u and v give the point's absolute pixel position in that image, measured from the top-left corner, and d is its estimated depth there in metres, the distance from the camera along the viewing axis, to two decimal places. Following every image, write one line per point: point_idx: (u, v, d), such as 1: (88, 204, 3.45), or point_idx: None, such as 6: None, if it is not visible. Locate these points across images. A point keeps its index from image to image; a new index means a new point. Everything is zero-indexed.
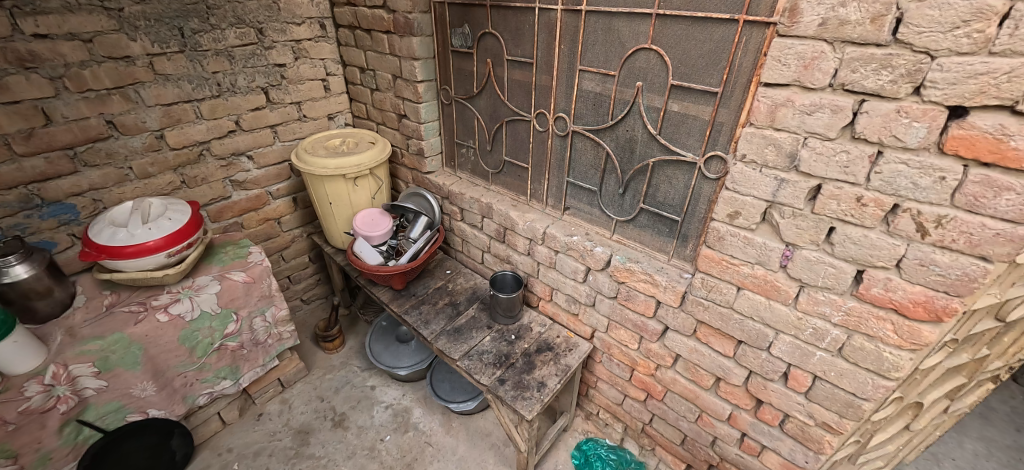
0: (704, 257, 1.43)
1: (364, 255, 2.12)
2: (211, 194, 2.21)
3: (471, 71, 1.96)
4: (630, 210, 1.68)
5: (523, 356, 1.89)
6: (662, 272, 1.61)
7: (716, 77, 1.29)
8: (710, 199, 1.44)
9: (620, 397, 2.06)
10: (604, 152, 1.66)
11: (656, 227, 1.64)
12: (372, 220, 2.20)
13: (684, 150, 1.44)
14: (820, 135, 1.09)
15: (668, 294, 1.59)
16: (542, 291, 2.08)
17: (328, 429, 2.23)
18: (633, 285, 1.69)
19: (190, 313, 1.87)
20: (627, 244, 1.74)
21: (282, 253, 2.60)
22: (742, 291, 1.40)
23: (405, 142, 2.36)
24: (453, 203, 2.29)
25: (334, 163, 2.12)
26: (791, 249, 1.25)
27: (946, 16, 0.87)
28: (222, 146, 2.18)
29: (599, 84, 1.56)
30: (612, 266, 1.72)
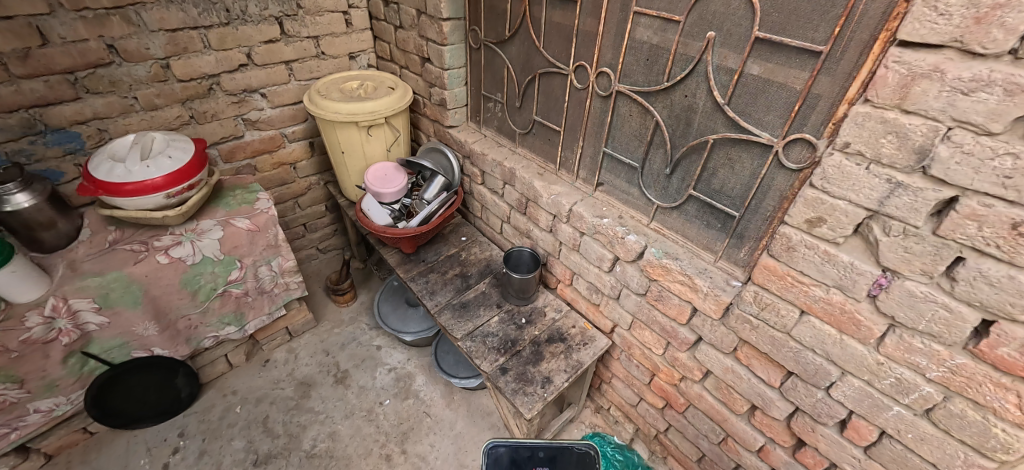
0: (762, 267, 1.13)
1: (372, 214, 1.96)
2: (222, 133, 2.08)
3: (504, 8, 1.64)
4: (676, 196, 1.38)
5: (531, 345, 1.70)
6: (705, 276, 1.33)
7: (823, 31, 0.93)
8: (783, 196, 1.12)
9: (635, 399, 1.85)
10: (653, 121, 1.33)
11: (706, 221, 1.34)
12: (384, 175, 2.01)
13: (758, 128, 1.10)
14: (975, 126, 0.74)
15: (707, 303, 1.32)
16: (561, 273, 1.84)
17: (330, 385, 2.20)
18: (666, 286, 1.42)
19: (191, 257, 1.80)
20: (667, 236, 1.45)
21: (297, 200, 2.50)
22: (805, 317, 1.11)
23: (428, 90, 2.10)
24: (474, 164, 2.04)
25: (346, 109, 1.90)
26: (888, 276, 0.93)
27: None
28: (233, 81, 2.02)
29: (658, 33, 1.21)
30: (645, 260, 1.44)
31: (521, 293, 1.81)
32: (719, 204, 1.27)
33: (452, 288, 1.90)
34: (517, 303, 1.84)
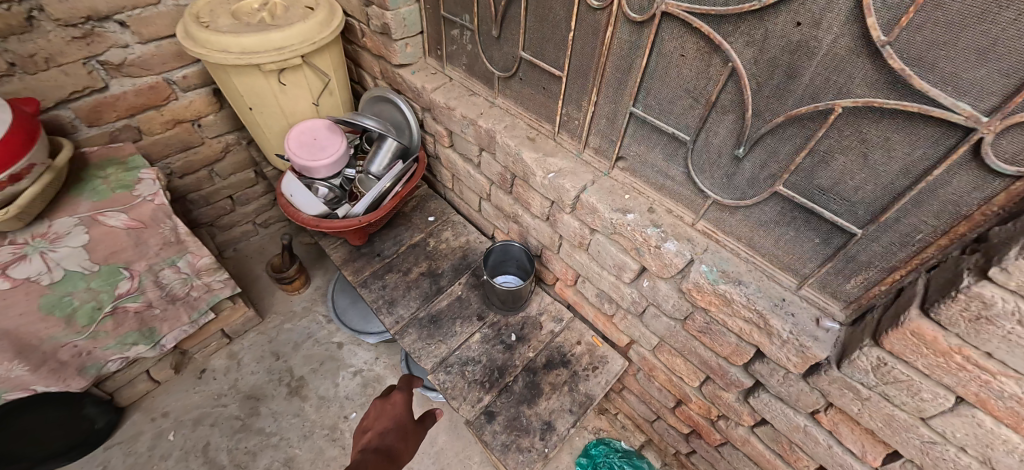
0: (902, 329, 0.69)
1: (296, 200, 1.38)
2: (71, 86, 1.42)
3: None
4: (748, 192, 0.87)
5: (525, 374, 1.29)
6: (785, 313, 0.88)
7: None
8: (965, 214, 0.64)
9: (652, 416, 1.52)
10: (727, 67, 0.77)
11: (793, 232, 0.85)
12: (312, 140, 1.44)
13: (948, 92, 0.58)
14: None
15: (784, 353, 0.90)
16: (561, 272, 1.38)
17: (283, 397, 1.84)
18: (719, 319, 0.97)
19: (48, 275, 1.27)
20: (723, 243, 0.97)
21: (213, 168, 1.93)
22: (964, 408, 0.70)
23: (364, 11, 1.44)
24: (437, 120, 1.46)
25: (239, 47, 1.26)
26: None
27: None
28: (64, 3, 1.31)
29: None
30: (690, 282, 0.97)
31: (507, 302, 1.36)
32: (822, 211, 0.79)
33: (417, 294, 1.42)
34: (501, 313, 1.40)
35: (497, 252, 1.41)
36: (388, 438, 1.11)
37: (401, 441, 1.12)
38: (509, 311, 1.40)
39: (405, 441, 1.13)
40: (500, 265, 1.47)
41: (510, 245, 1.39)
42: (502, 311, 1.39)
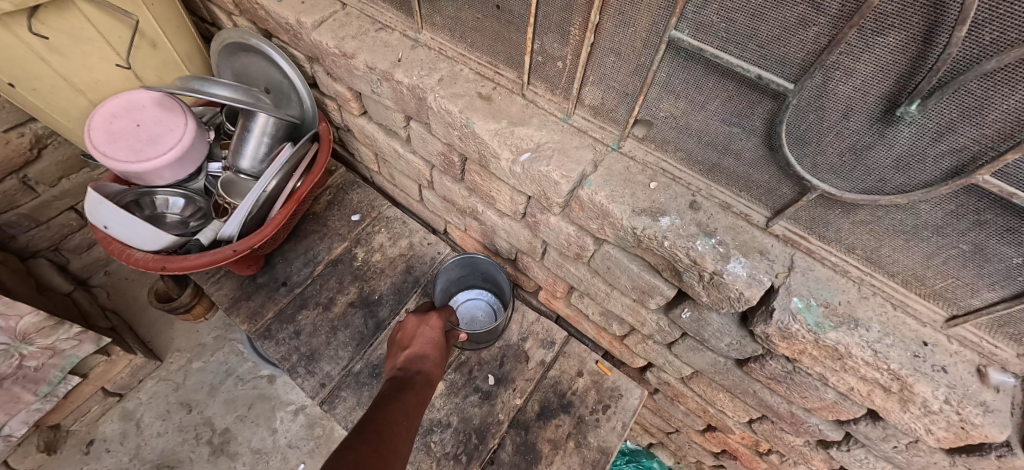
0: None
1: (120, 234, 0.85)
2: None
3: None
4: (900, 177, 0.48)
5: (514, 434, 0.91)
6: (937, 369, 0.53)
7: None
8: None
9: (667, 428, 1.23)
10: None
11: (972, 247, 0.48)
12: (131, 128, 0.90)
13: None
14: None
15: (929, 426, 0.56)
16: (548, 284, 0.99)
17: (205, 460, 1.42)
18: (811, 371, 0.62)
19: None
20: (820, 256, 0.59)
21: (25, 172, 1.32)
22: None
23: None
24: (334, 77, 0.95)
25: None
26: None
27: None
28: None
29: None
30: (770, 327, 0.60)
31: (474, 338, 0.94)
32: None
33: (349, 338, 0.99)
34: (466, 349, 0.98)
35: (455, 266, 0.99)
36: (427, 357, 0.69)
37: (434, 354, 0.70)
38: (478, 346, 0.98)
39: (443, 353, 0.72)
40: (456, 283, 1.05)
41: (476, 256, 0.98)
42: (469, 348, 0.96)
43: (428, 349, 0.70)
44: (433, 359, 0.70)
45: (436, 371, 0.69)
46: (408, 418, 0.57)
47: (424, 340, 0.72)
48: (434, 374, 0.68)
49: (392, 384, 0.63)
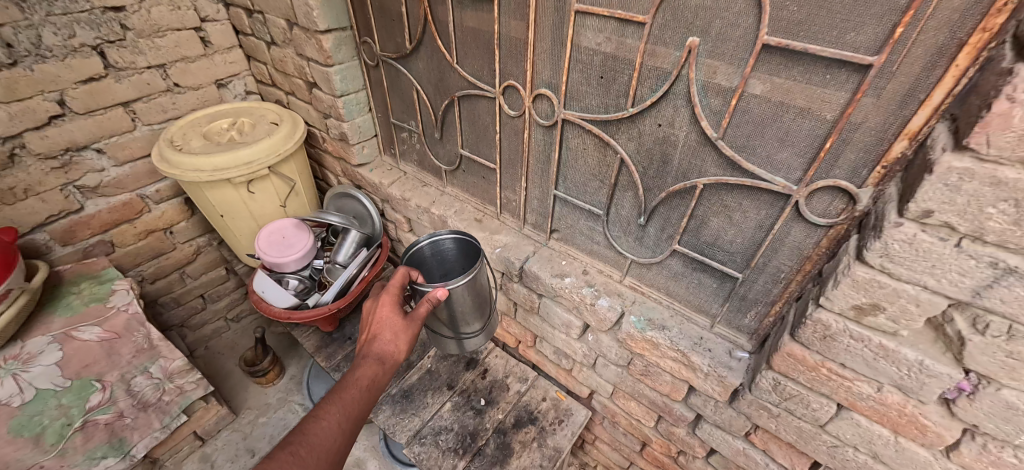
0: (783, 353, 0.84)
1: (268, 296, 1.51)
2: (46, 210, 1.54)
3: (399, 12, 1.23)
4: (658, 249, 1.03)
5: (496, 436, 1.34)
6: (702, 349, 1.03)
7: (875, 30, 0.58)
8: (806, 255, 0.81)
9: (625, 463, 1.56)
10: (617, 157, 0.96)
11: (697, 281, 1.02)
12: (280, 238, 1.55)
13: (771, 172, 0.76)
14: None
15: (710, 384, 1.03)
16: (522, 335, 1.50)
17: None
18: (654, 362, 1.11)
19: (19, 397, 1.27)
20: (648, 295, 1.13)
21: (184, 270, 1.99)
22: (845, 412, 0.84)
23: (324, 122, 1.69)
24: (396, 209, 1.66)
25: (212, 164, 1.44)
26: (974, 380, 0.65)
27: None
28: (47, 140, 1.48)
29: (611, 37, 0.82)
30: (624, 333, 1.12)
31: (456, 323, 1.10)
32: (711, 262, 0.95)
33: None
34: (457, 343, 1.18)
35: (430, 254, 1.12)
36: (382, 341, 0.91)
37: (390, 335, 0.91)
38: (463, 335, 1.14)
39: (401, 330, 0.92)
40: (445, 273, 1.17)
41: (442, 237, 1.09)
42: (454, 336, 1.13)
43: (382, 332, 0.91)
44: (387, 341, 0.91)
45: (391, 351, 0.91)
46: (353, 400, 0.84)
47: (382, 322, 0.92)
48: (384, 352, 0.90)
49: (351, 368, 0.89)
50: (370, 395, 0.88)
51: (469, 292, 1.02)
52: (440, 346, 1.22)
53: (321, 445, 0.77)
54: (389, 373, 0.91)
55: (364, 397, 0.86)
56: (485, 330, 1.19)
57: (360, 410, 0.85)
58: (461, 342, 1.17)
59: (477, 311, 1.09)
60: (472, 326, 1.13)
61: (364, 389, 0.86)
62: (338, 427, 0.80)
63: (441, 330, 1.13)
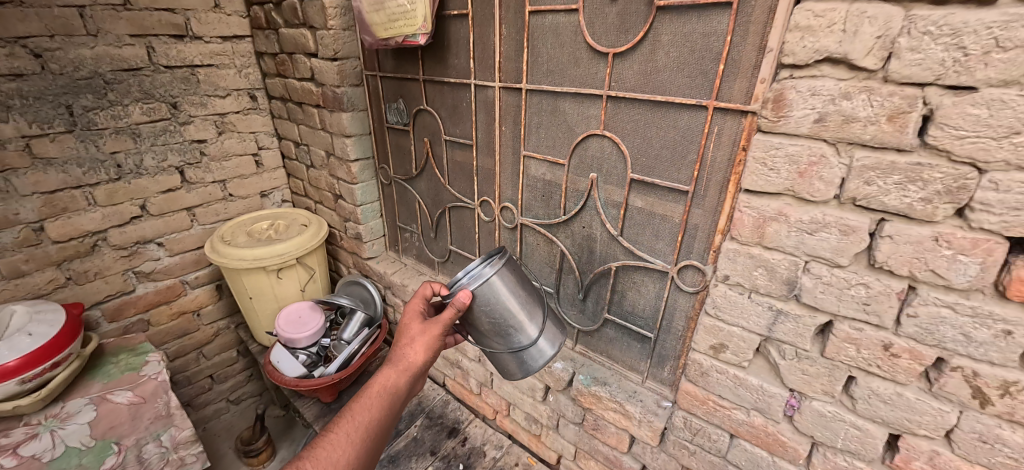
0: (685, 392, 1.13)
1: (282, 366, 1.79)
2: (107, 290, 1.87)
3: (410, 150, 1.74)
4: (594, 319, 1.39)
5: None
6: (635, 400, 1.29)
7: (684, 172, 1.02)
8: (689, 316, 1.15)
9: None
10: (558, 250, 1.39)
11: (626, 343, 1.33)
12: (297, 318, 1.85)
13: (652, 256, 1.16)
14: (826, 260, 0.81)
15: (643, 430, 1.27)
16: (498, 404, 1.74)
17: None
18: (600, 415, 1.36)
19: (49, 452, 1.41)
20: (593, 358, 1.43)
21: (201, 349, 2.24)
22: (736, 440, 1.09)
23: (343, 224, 2.11)
24: (396, 294, 2.00)
25: (253, 254, 1.82)
26: (797, 397, 0.95)
27: (999, 118, 0.61)
28: (124, 234, 1.87)
29: (548, 171, 1.31)
30: (576, 389, 1.40)
31: (506, 333, 1.08)
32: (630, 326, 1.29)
33: None
34: (523, 361, 1.12)
35: None
36: (403, 349, 1.06)
37: (409, 343, 1.06)
38: (522, 347, 1.10)
39: (419, 338, 1.05)
40: None
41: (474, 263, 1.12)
42: (512, 349, 1.09)
43: (401, 342, 1.07)
44: (405, 349, 1.06)
45: (408, 357, 1.05)
46: (372, 403, 0.99)
47: (404, 333, 1.08)
48: (404, 359, 1.05)
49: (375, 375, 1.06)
50: (390, 396, 1.02)
51: (504, 290, 1.05)
52: (512, 374, 1.15)
53: (338, 444, 0.93)
54: (409, 377, 1.05)
55: (381, 401, 1.01)
56: (547, 338, 1.13)
57: (378, 412, 1.00)
58: (526, 358, 1.11)
59: (524, 312, 1.08)
60: (526, 331, 1.09)
61: (382, 393, 1.01)
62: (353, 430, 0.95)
63: (498, 349, 1.11)
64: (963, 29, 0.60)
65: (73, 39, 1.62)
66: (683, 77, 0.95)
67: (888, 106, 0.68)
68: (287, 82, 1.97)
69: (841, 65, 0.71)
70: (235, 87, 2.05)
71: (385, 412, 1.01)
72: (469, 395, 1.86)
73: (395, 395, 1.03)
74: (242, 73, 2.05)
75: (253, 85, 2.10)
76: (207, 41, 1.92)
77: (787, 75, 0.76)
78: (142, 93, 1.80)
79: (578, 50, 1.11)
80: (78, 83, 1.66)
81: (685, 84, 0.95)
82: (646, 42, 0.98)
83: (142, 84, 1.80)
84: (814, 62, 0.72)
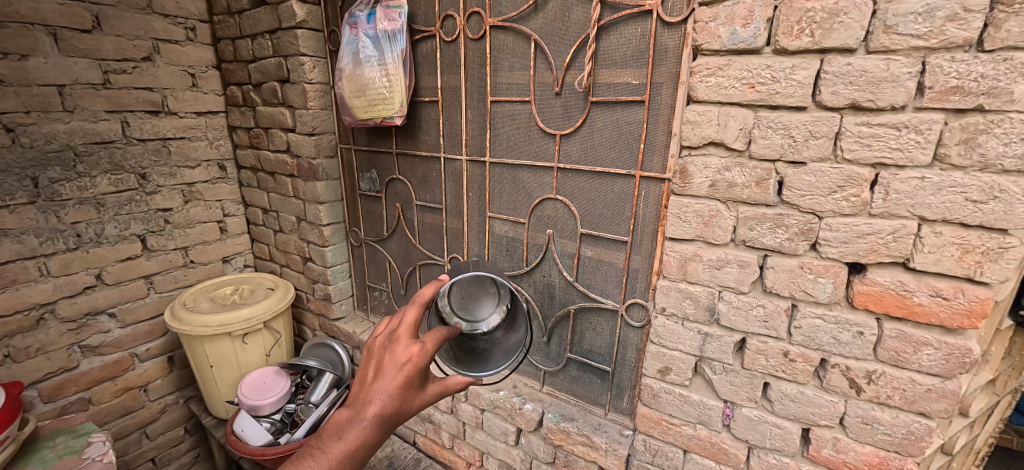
0: (642, 416, 1.29)
1: (245, 435, 1.74)
2: (48, 367, 1.77)
3: (381, 214, 1.89)
4: (558, 359, 1.54)
5: None
6: (600, 431, 1.42)
7: (623, 226, 1.27)
8: (639, 348, 1.34)
9: None
10: (523, 298, 1.57)
11: (587, 379, 1.49)
12: (261, 384, 1.83)
13: (604, 297, 1.36)
14: (733, 288, 1.06)
15: (611, 459, 1.39)
16: (471, 455, 1.78)
17: None
18: (570, 450, 1.47)
19: None
20: (560, 397, 1.57)
21: (145, 429, 2.12)
22: (689, 455, 1.25)
23: (311, 286, 2.16)
24: None
25: (217, 319, 1.82)
26: (730, 406, 1.15)
27: (823, 182, 0.91)
28: (74, 306, 1.81)
29: (511, 229, 1.52)
30: (546, 427, 1.51)
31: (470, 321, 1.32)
32: (590, 362, 1.45)
33: None
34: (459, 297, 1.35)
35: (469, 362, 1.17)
36: (396, 415, 0.96)
37: (402, 409, 0.96)
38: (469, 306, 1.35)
39: (415, 409, 0.99)
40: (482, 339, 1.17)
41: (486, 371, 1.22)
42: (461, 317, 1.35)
43: (393, 404, 0.95)
44: (391, 412, 0.95)
45: (394, 423, 0.97)
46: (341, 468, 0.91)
47: (404, 398, 0.96)
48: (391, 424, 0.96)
49: (344, 416, 0.96)
50: (358, 458, 0.94)
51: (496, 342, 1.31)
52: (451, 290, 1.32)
53: None
54: (382, 436, 0.97)
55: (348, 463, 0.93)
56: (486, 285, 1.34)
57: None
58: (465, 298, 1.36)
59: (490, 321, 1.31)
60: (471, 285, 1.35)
61: (354, 457, 0.93)
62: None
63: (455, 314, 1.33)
64: (790, 125, 0.91)
65: (49, 114, 1.66)
66: (616, 152, 1.23)
67: (754, 175, 0.97)
68: (259, 153, 2.08)
69: (721, 146, 1.00)
70: (206, 157, 2.12)
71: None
72: (441, 450, 1.89)
73: (363, 455, 0.95)
74: (213, 144, 2.14)
75: (223, 156, 2.18)
76: (182, 115, 2.00)
77: (686, 153, 1.05)
78: (112, 164, 1.83)
79: (532, 131, 1.37)
80: (47, 155, 1.68)
81: (618, 158, 1.22)
82: (584, 126, 1.26)
83: (113, 156, 1.83)
84: (703, 144, 1.02)
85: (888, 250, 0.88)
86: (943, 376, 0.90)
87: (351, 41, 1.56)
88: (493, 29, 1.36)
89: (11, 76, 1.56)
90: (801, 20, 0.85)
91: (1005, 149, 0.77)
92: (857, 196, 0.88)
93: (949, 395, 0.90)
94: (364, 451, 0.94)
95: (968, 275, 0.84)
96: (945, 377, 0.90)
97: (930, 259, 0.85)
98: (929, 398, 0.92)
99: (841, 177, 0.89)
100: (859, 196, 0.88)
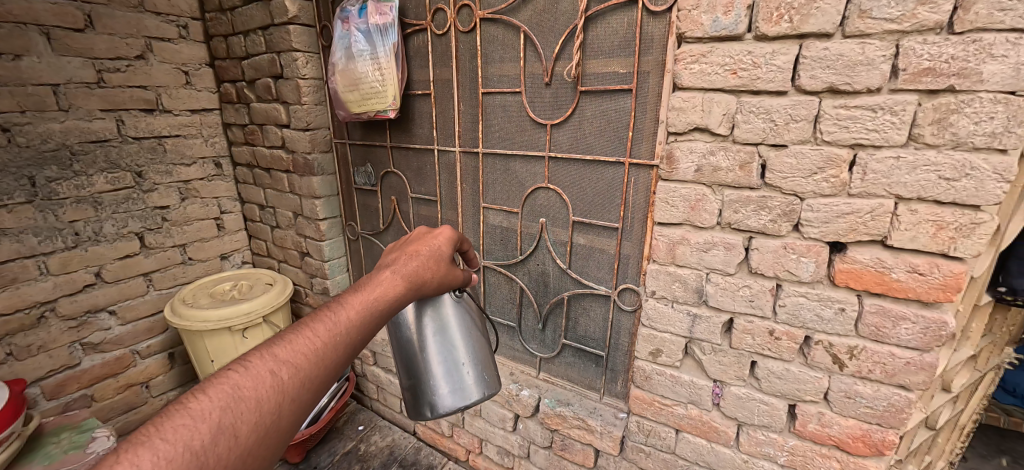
0: (635, 398, 1.32)
1: None
2: (50, 365, 1.79)
3: (377, 207, 1.92)
4: (553, 345, 1.58)
5: None
6: (596, 415, 1.46)
7: (613, 213, 1.30)
8: (631, 332, 1.37)
9: None
10: (518, 287, 1.60)
11: (581, 365, 1.52)
12: None
13: (597, 283, 1.39)
14: (720, 270, 1.09)
15: (605, 442, 1.43)
16: (469, 442, 1.82)
17: None
18: (566, 433, 1.51)
19: None
20: (556, 383, 1.60)
21: None
22: (681, 435, 1.28)
23: (309, 281, 2.19)
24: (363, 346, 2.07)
25: (216, 314, 1.84)
26: (719, 385, 1.18)
27: (803, 165, 0.94)
28: (74, 304, 1.83)
29: (505, 219, 1.55)
30: (542, 412, 1.55)
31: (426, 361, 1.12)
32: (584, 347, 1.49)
33: None
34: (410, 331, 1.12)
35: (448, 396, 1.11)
36: (415, 266, 0.93)
37: (422, 263, 0.95)
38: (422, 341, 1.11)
39: (433, 267, 0.96)
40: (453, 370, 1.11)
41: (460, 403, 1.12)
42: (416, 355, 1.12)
43: (411, 257, 0.94)
44: (409, 262, 0.93)
45: (415, 276, 0.92)
46: (362, 312, 0.82)
47: (421, 255, 0.96)
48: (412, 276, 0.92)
49: (360, 280, 0.88)
50: (380, 311, 0.85)
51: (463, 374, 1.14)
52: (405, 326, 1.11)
53: (310, 347, 0.74)
54: (404, 293, 0.90)
55: (367, 319, 0.82)
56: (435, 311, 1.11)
57: (361, 328, 0.82)
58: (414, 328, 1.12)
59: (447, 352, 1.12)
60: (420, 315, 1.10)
61: (376, 306, 0.85)
62: (326, 339, 0.76)
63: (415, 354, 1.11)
64: (771, 109, 0.94)
65: (45, 114, 1.68)
66: (605, 139, 1.25)
67: (738, 159, 1.00)
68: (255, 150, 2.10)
69: (705, 132, 1.03)
70: (201, 155, 2.14)
71: (369, 329, 0.84)
72: (441, 438, 1.92)
73: (385, 311, 0.87)
74: (208, 142, 2.15)
75: (218, 153, 2.19)
76: (176, 113, 2.01)
77: (673, 139, 1.07)
78: (108, 163, 1.84)
79: (522, 121, 1.39)
80: (43, 155, 1.69)
81: (608, 146, 1.25)
82: (574, 115, 1.29)
83: (109, 155, 1.84)
84: (689, 130, 1.04)
85: (866, 228, 0.91)
86: (920, 349, 0.93)
87: (342, 35, 1.58)
88: (483, 21, 1.38)
89: (5, 76, 1.57)
90: (780, 7, 0.88)
91: (975, 128, 0.79)
92: (837, 177, 0.91)
93: (927, 367, 0.93)
94: (383, 306, 0.85)
95: (943, 251, 0.87)
96: (922, 350, 0.93)
97: (906, 236, 0.89)
98: (908, 370, 0.95)
99: (821, 159, 0.92)
100: (838, 176, 0.91)
